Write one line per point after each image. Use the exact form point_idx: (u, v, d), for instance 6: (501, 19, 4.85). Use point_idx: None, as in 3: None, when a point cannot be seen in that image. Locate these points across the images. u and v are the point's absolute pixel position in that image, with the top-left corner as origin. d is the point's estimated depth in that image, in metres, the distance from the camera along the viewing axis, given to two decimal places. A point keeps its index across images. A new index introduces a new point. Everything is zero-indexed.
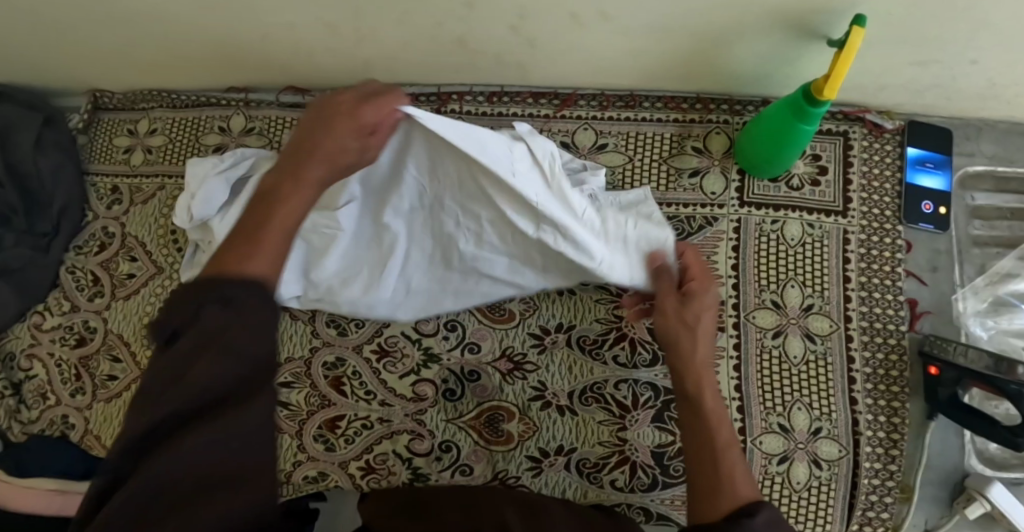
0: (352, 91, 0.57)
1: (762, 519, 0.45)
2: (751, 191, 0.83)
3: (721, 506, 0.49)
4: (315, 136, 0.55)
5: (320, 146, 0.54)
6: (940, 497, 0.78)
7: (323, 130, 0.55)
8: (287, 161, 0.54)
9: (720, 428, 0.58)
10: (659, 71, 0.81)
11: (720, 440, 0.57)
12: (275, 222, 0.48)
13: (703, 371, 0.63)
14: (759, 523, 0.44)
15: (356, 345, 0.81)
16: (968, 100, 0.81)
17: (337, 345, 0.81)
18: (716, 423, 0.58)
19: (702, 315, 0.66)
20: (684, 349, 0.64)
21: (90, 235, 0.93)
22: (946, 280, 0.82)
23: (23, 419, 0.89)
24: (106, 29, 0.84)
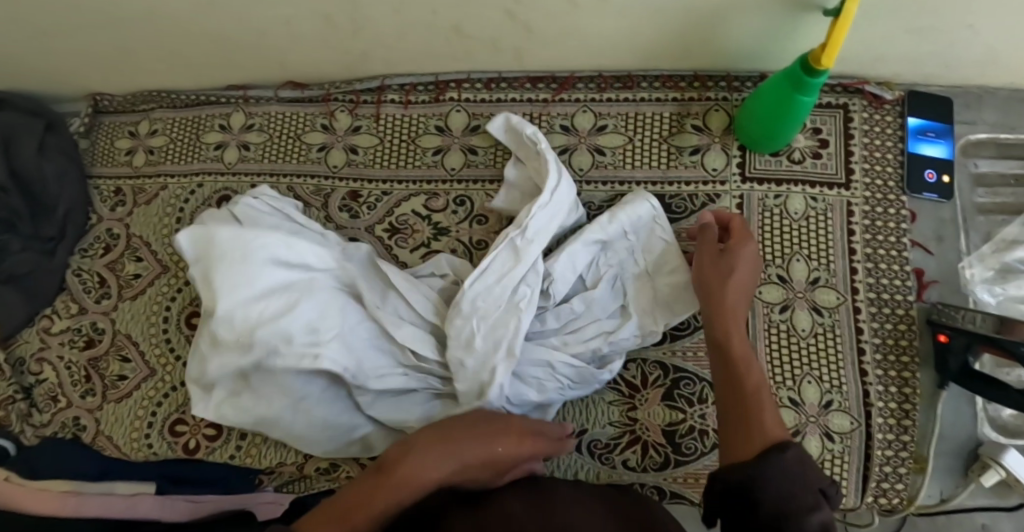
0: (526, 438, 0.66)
1: (790, 458, 0.48)
2: (752, 166, 0.82)
3: (750, 445, 0.52)
4: (476, 447, 0.62)
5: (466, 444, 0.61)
6: (954, 467, 0.78)
7: (479, 447, 0.62)
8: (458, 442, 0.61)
9: (747, 364, 0.61)
10: (656, 50, 0.80)
11: (748, 379, 0.59)
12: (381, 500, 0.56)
13: (732, 315, 0.64)
14: (788, 459, 0.48)
15: None
16: (967, 67, 0.81)
17: None
18: (743, 363, 0.61)
19: (738, 268, 0.67)
20: (713, 295, 0.66)
21: (94, 237, 0.94)
22: (951, 250, 0.82)
23: (34, 422, 0.88)
24: (102, 31, 0.84)
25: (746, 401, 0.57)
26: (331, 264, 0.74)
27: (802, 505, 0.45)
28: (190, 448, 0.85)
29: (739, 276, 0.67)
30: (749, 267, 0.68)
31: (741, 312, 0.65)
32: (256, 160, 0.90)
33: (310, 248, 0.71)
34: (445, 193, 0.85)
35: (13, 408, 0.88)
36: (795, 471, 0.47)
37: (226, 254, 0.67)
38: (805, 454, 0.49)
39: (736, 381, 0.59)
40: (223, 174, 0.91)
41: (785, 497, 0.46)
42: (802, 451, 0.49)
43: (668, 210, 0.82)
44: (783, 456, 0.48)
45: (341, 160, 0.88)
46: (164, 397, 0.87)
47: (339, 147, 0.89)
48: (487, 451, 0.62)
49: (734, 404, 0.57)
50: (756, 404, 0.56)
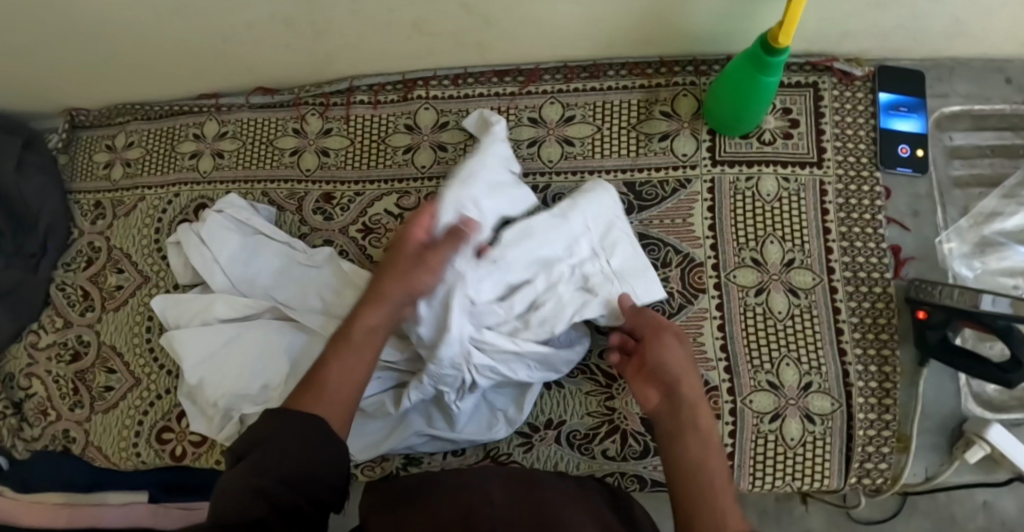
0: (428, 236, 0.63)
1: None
2: (722, 149, 0.82)
3: None
4: (401, 278, 0.61)
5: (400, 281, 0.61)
6: (939, 444, 0.77)
7: (407, 277, 0.61)
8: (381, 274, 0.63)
9: (709, 459, 0.55)
10: (619, 37, 0.80)
11: (710, 477, 0.53)
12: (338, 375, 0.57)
13: (699, 408, 0.59)
14: None
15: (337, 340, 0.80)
16: (935, 39, 0.80)
17: None
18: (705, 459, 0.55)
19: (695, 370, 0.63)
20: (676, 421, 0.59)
21: (77, 251, 0.95)
22: (928, 225, 0.81)
23: (25, 436, 0.89)
24: (70, 46, 0.85)
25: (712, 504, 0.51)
26: (282, 277, 0.79)
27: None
28: (177, 455, 0.84)
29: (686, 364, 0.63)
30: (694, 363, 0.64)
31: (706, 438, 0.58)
32: (230, 168, 0.91)
33: (256, 272, 0.79)
34: (416, 191, 0.85)
35: (4, 423, 0.89)
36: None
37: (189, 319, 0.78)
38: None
39: (698, 479, 0.53)
40: (199, 183, 0.91)
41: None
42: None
43: (639, 197, 0.81)
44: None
45: (313, 163, 0.88)
46: (150, 406, 0.87)
47: (311, 151, 0.89)
48: (409, 266, 0.62)
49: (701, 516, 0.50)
50: (719, 506, 0.50)
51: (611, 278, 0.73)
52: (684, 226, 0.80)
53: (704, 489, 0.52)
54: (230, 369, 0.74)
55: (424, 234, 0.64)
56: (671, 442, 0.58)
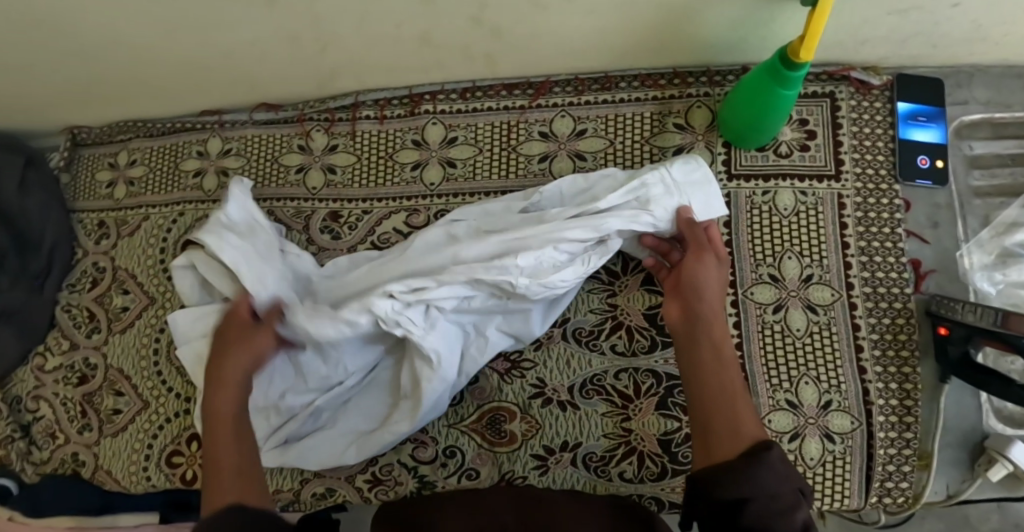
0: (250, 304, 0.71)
1: (775, 457, 0.51)
2: (738, 163, 0.80)
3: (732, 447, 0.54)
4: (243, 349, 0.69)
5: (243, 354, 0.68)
6: (960, 461, 0.75)
7: (240, 354, 0.68)
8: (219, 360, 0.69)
9: (727, 377, 0.61)
10: (630, 48, 0.78)
11: (724, 391, 0.60)
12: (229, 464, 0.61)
13: (719, 331, 0.65)
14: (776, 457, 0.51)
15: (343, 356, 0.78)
16: (955, 47, 0.78)
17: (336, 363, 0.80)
18: (722, 374, 0.61)
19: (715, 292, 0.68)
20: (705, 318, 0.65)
21: (81, 272, 0.94)
22: (948, 236, 0.79)
23: (35, 460, 0.88)
24: (70, 65, 0.83)
25: (732, 415, 0.57)
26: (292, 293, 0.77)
27: (784, 496, 0.49)
28: (188, 479, 0.84)
29: (711, 282, 0.68)
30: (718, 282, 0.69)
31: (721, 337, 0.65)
32: None
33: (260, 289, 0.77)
34: (425, 209, 0.83)
35: (13, 447, 0.88)
36: (779, 469, 0.51)
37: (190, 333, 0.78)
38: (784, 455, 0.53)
39: (718, 393, 0.59)
40: (203, 202, 0.90)
41: (771, 495, 0.49)
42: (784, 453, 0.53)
43: None
44: (770, 454, 0.51)
45: (319, 181, 0.87)
46: (159, 429, 0.86)
47: (317, 168, 0.87)
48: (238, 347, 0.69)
49: (722, 427, 0.56)
50: (737, 419, 0.57)
51: (672, 191, 0.72)
52: None
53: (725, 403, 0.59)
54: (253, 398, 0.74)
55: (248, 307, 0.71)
56: (688, 350, 0.64)
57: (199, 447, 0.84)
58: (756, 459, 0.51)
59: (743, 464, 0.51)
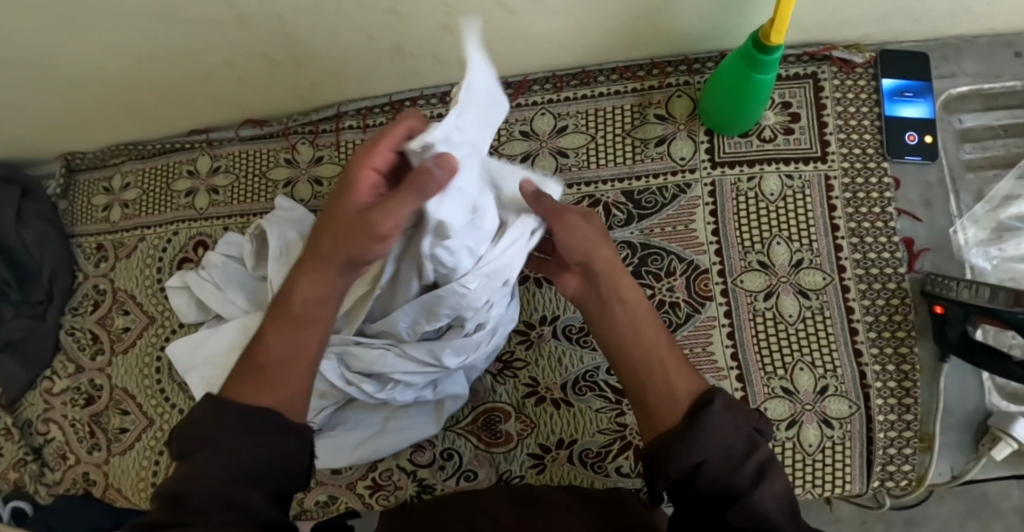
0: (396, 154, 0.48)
1: (718, 410, 0.45)
2: (722, 150, 0.79)
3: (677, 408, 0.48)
4: (349, 229, 0.49)
5: (346, 228, 0.49)
6: (964, 442, 0.74)
7: (352, 236, 0.49)
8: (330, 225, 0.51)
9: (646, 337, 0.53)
10: (604, 43, 0.78)
11: (654, 355, 0.52)
12: (268, 353, 0.50)
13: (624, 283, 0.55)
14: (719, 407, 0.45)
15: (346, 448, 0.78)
16: (937, 20, 0.76)
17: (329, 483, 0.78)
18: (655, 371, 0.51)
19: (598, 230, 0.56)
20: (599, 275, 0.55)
21: (82, 296, 0.95)
22: (941, 214, 0.78)
23: (47, 481, 0.90)
24: (55, 95, 0.85)
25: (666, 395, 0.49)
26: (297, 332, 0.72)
27: (733, 454, 0.44)
28: None
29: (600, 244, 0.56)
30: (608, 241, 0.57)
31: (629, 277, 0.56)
32: (225, 203, 0.91)
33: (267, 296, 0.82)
34: None
35: (25, 469, 0.90)
36: (730, 420, 0.45)
37: (185, 345, 0.82)
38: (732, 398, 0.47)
39: (636, 362, 0.52)
40: (196, 220, 0.92)
41: (724, 449, 0.44)
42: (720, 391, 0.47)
43: (638, 206, 0.79)
44: (712, 410, 0.45)
45: (306, 193, 0.88)
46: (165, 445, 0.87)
47: (303, 181, 0.89)
48: (363, 231, 0.47)
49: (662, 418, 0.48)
50: (667, 382, 0.50)
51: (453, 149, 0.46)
52: (686, 232, 0.78)
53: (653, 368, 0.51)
54: None
55: (376, 172, 0.48)
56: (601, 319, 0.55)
57: None
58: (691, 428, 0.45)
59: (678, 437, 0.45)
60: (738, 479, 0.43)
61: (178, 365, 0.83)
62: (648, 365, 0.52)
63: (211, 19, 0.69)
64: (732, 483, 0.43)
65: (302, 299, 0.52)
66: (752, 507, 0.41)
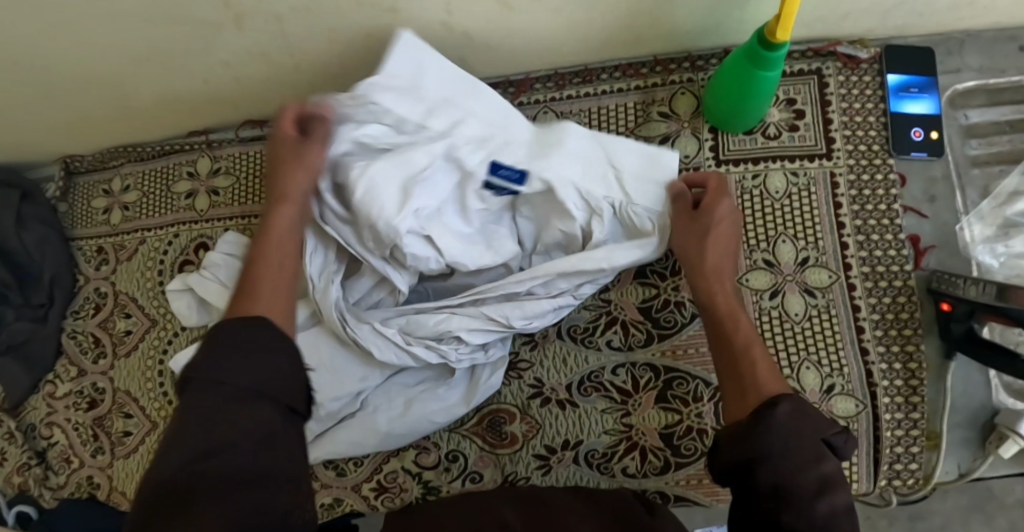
0: (291, 123, 0.67)
1: (783, 413, 0.49)
2: (726, 148, 0.79)
3: (749, 400, 0.55)
4: (290, 167, 0.66)
5: (287, 172, 0.66)
6: (969, 439, 0.74)
7: (300, 173, 0.65)
8: (273, 178, 0.67)
9: (739, 332, 0.62)
10: (606, 40, 0.77)
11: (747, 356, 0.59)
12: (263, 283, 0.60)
13: (717, 281, 0.67)
14: (780, 415, 0.49)
15: (356, 481, 0.78)
16: (942, 14, 0.75)
17: (334, 486, 0.78)
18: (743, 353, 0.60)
19: (717, 224, 0.69)
20: (694, 260, 0.68)
21: (84, 299, 0.95)
22: (947, 210, 0.77)
23: (52, 485, 0.90)
24: (53, 98, 0.84)
25: (743, 383, 0.58)
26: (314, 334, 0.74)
27: (804, 460, 0.46)
28: None
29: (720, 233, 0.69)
30: (727, 237, 0.69)
31: (722, 266, 0.68)
32: (226, 204, 0.90)
33: None
34: None
35: (30, 473, 0.90)
36: (794, 425, 0.48)
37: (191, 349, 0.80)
38: (802, 404, 0.51)
39: (732, 356, 0.61)
40: (197, 223, 0.91)
41: (785, 453, 0.47)
42: (797, 401, 0.50)
43: None
44: (775, 412, 0.49)
45: None
46: None
47: None
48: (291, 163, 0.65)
49: (734, 394, 0.58)
50: (751, 381, 0.57)
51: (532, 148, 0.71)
52: None
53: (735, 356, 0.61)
54: None
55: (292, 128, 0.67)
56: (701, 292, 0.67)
57: None
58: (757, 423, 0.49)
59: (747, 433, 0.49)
60: (796, 481, 0.45)
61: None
62: (740, 359, 0.60)
63: (208, 19, 0.69)
64: (789, 483, 0.45)
65: (277, 230, 0.64)
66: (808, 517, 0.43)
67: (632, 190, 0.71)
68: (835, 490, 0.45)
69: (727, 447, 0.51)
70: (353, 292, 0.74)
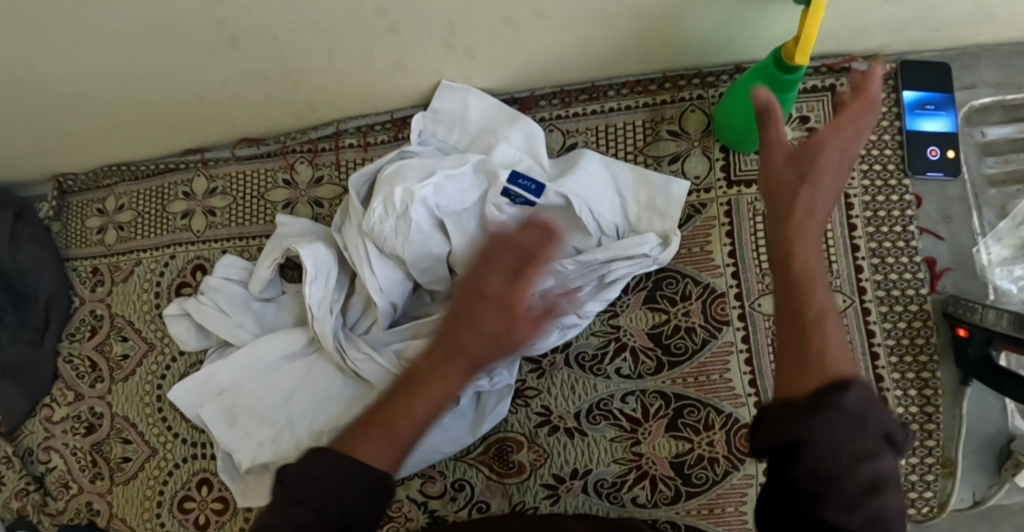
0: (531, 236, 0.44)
1: (854, 402, 0.34)
2: (738, 168, 0.77)
3: (808, 385, 0.36)
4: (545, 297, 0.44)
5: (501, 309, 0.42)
6: (985, 465, 0.73)
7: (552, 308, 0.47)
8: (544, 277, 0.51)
9: (813, 294, 0.40)
10: (614, 57, 0.75)
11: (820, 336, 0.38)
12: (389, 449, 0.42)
13: (810, 220, 0.43)
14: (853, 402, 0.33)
15: None
16: (961, 29, 0.73)
17: None
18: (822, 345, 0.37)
19: (827, 155, 0.44)
20: (782, 181, 0.44)
21: (80, 321, 0.93)
22: (963, 231, 0.76)
23: (50, 511, 0.88)
24: (43, 117, 0.81)
25: (805, 360, 0.37)
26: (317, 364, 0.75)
27: (856, 454, 0.33)
28: (201, 524, 0.83)
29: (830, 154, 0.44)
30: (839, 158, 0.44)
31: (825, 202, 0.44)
32: (224, 225, 0.88)
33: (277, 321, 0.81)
34: None
35: (28, 500, 0.88)
36: (858, 417, 0.33)
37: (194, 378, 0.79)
38: (870, 395, 0.34)
39: (797, 333, 0.39)
40: (194, 243, 0.89)
41: (843, 442, 0.33)
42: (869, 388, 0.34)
43: None
44: (846, 397, 0.33)
45: (306, 215, 0.86)
46: (168, 476, 0.86)
47: (303, 202, 0.86)
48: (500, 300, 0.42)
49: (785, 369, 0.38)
50: (817, 360, 0.37)
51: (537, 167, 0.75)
52: (701, 253, 0.76)
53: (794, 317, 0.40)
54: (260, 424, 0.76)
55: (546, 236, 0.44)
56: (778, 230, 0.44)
57: (209, 491, 0.83)
58: (822, 406, 0.34)
59: (799, 410, 0.34)
60: (848, 472, 0.32)
61: (186, 407, 0.79)
62: (806, 340, 0.38)
63: (200, 41, 0.66)
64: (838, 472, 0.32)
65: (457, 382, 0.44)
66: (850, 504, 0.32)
67: (640, 219, 0.74)
68: (888, 495, 0.32)
69: (769, 419, 0.36)
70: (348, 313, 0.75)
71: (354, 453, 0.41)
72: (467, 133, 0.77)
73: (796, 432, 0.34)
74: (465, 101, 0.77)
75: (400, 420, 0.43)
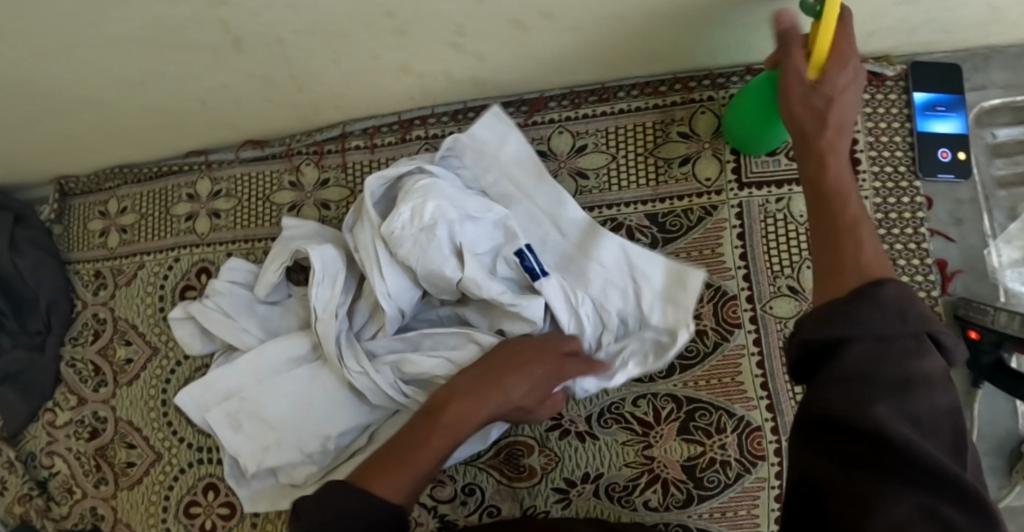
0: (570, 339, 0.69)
1: (889, 295, 0.41)
2: (748, 170, 0.76)
3: (846, 281, 0.44)
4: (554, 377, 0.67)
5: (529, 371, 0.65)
6: (997, 467, 0.73)
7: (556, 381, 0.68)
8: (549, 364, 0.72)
9: (846, 207, 0.50)
10: (622, 58, 0.74)
11: (852, 234, 0.48)
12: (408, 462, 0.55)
13: (832, 147, 0.52)
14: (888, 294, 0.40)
15: None
16: (970, 31, 0.72)
17: None
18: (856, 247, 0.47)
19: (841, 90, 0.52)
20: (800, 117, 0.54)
21: (82, 324, 0.92)
22: (973, 233, 0.75)
23: (54, 516, 0.88)
24: (43, 120, 0.80)
25: (842, 260, 0.46)
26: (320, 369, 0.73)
27: (902, 347, 0.39)
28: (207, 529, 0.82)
29: (839, 89, 0.52)
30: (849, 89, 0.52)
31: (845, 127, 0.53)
32: (229, 228, 0.88)
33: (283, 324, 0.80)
34: None
35: (31, 505, 0.87)
36: (896, 310, 0.40)
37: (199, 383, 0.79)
38: (907, 292, 0.41)
39: (830, 237, 0.49)
40: (198, 246, 0.88)
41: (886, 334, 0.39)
42: (903, 283, 0.42)
43: (662, 229, 0.77)
44: (880, 289, 0.41)
45: (313, 217, 0.85)
46: (174, 481, 0.85)
47: (309, 204, 0.86)
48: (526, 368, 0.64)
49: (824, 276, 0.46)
50: (852, 259, 0.46)
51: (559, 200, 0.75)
52: (712, 256, 0.75)
53: (836, 230, 0.49)
54: (264, 431, 0.76)
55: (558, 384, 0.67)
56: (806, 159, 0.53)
57: (216, 496, 0.82)
58: (860, 296, 0.41)
59: (839, 308, 0.41)
60: (906, 366, 0.38)
61: (193, 411, 0.80)
62: (839, 241, 0.48)
63: (204, 44, 0.65)
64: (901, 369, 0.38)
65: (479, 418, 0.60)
66: (912, 399, 0.37)
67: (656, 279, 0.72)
68: (933, 388, 0.37)
69: (808, 323, 0.42)
70: (355, 317, 0.74)
71: (372, 485, 0.52)
72: (490, 155, 0.76)
73: (833, 334, 0.40)
74: (503, 136, 0.76)
75: (417, 456, 0.55)
